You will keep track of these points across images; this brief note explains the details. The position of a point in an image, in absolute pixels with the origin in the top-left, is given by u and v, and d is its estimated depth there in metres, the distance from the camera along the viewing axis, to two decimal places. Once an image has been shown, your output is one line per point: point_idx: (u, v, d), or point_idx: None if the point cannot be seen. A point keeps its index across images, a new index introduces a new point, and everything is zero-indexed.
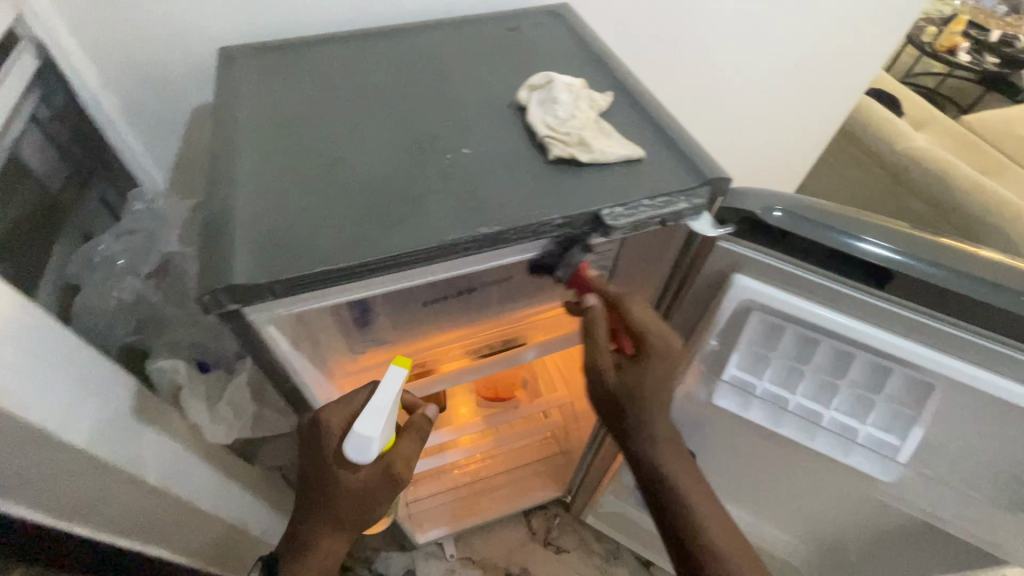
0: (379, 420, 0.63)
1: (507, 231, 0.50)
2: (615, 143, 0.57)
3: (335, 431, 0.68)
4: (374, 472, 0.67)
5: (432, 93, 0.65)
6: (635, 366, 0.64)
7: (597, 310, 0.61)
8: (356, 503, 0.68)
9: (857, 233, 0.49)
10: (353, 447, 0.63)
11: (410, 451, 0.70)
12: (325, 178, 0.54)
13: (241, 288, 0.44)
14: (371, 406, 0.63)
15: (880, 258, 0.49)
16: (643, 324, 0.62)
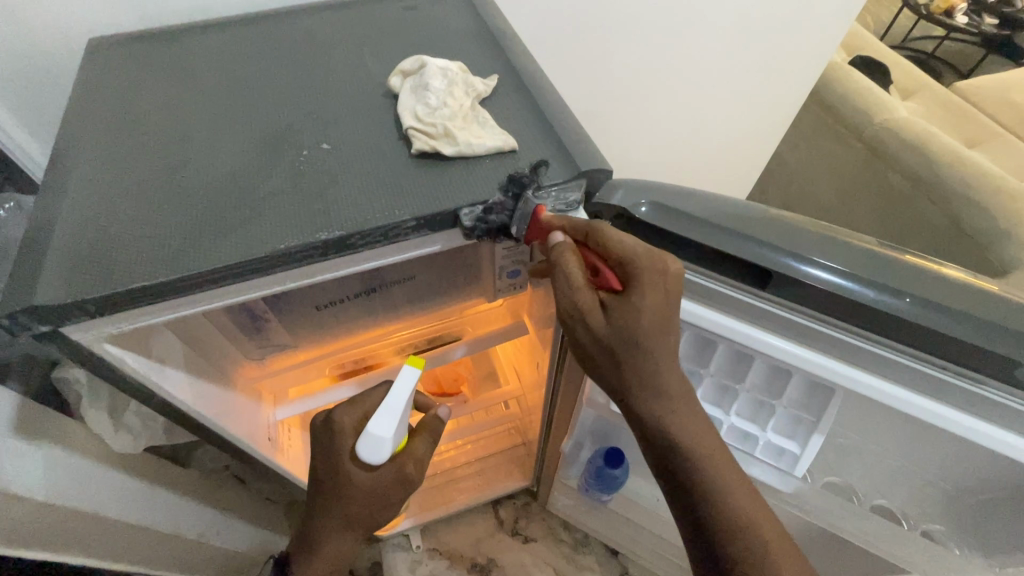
0: (393, 423, 0.64)
1: (353, 235, 0.46)
2: (487, 133, 0.52)
3: (348, 431, 0.72)
4: (388, 471, 0.71)
5: (303, 81, 0.60)
6: (613, 307, 0.46)
7: (566, 250, 0.47)
8: (369, 500, 0.72)
9: (806, 256, 0.45)
10: (364, 447, 0.64)
11: (423, 452, 0.74)
12: (163, 182, 0.50)
13: (44, 309, 0.41)
14: (385, 407, 0.64)
15: (832, 285, 0.44)
16: (628, 242, 0.45)
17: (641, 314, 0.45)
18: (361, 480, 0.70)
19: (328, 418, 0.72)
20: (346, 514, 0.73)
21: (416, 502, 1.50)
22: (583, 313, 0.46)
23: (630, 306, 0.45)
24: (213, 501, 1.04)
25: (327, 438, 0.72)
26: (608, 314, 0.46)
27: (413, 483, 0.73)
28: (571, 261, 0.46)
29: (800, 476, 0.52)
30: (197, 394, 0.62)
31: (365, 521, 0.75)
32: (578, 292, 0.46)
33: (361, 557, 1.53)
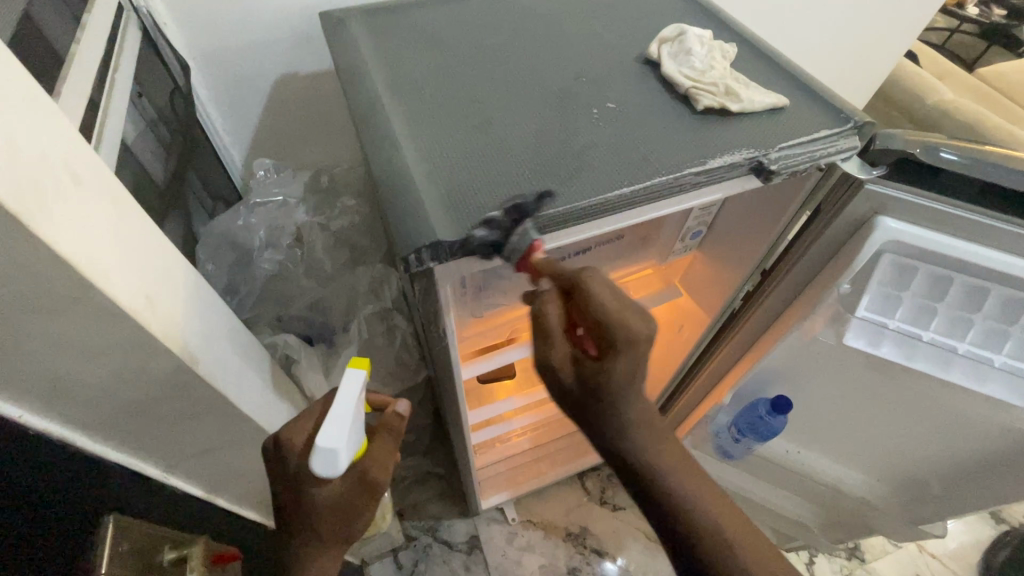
0: (345, 425, 0.54)
1: (678, 180, 0.51)
2: (758, 92, 0.57)
3: (298, 448, 0.57)
4: (349, 482, 0.57)
5: (555, 50, 0.65)
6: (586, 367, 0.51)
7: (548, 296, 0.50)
8: (336, 517, 0.58)
9: (936, 145, 0.52)
10: (315, 463, 0.53)
11: (384, 452, 0.61)
12: (482, 138, 0.54)
13: (440, 244, 0.45)
14: (332, 412, 0.55)
15: (958, 166, 0.51)
16: (607, 303, 0.47)
17: (618, 367, 0.48)
18: (322, 500, 0.56)
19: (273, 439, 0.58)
20: (314, 537, 0.58)
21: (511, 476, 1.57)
22: (553, 366, 0.51)
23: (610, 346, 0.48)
24: None
25: (274, 460, 0.57)
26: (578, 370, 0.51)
27: (380, 489, 0.59)
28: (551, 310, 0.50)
29: None
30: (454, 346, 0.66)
31: (343, 539, 0.60)
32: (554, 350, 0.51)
33: (459, 531, 1.56)
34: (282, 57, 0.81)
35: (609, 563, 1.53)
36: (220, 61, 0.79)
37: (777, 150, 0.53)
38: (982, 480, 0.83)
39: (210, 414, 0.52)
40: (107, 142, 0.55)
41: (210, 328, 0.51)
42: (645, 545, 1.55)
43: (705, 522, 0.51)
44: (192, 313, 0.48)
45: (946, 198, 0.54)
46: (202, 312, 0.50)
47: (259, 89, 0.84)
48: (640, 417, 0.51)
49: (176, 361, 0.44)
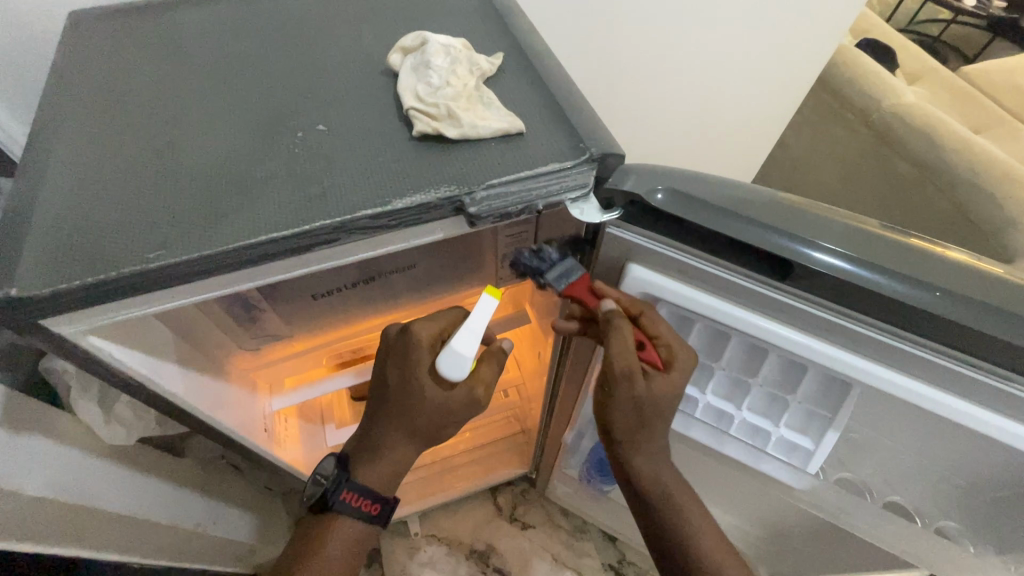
0: (476, 338, 0.57)
1: (349, 223, 0.43)
2: (493, 115, 0.49)
3: (426, 342, 0.62)
4: (460, 393, 0.63)
5: (297, 58, 0.57)
6: (653, 382, 0.50)
7: (622, 318, 0.48)
8: (436, 419, 0.65)
9: (808, 240, 0.42)
10: (444, 366, 0.57)
11: (490, 377, 0.67)
12: (149, 166, 0.47)
13: (17, 300, 0.38)
14: (466, 325, 0.57)
15: (836, 271, 0.41)
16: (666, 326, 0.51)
17: (638, 463, 0.60)
18: (431, 400, 0.62)
19: (405, 329, 0.62)
20: (410, 428, 0.66)
21: (416, 488, 1.50)
22: (631, 375, 0.49)
23: (640, 438, 0.57)
24: (209, 489, 1.02)
25: (401, 349, 0.62)
26: (648, 383, 0.50)
27: (478, 408, 0.66)
28: (627, 332, 0.48)
29: (813, 474, 0.51)
30: (188, 387, 0.60)
31: (424, 436, 0.68)
32: (621, 363, 0.49)
33: None
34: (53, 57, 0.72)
35: None
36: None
37: (485, 188, 0.45)
38: (829, 541, 0.75)
39: None
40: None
41: None
42: (552, 567, 1.49)
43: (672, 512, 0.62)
44: None
45: (686, 247, 0.46)
46: None
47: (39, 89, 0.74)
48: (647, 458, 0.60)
49: None
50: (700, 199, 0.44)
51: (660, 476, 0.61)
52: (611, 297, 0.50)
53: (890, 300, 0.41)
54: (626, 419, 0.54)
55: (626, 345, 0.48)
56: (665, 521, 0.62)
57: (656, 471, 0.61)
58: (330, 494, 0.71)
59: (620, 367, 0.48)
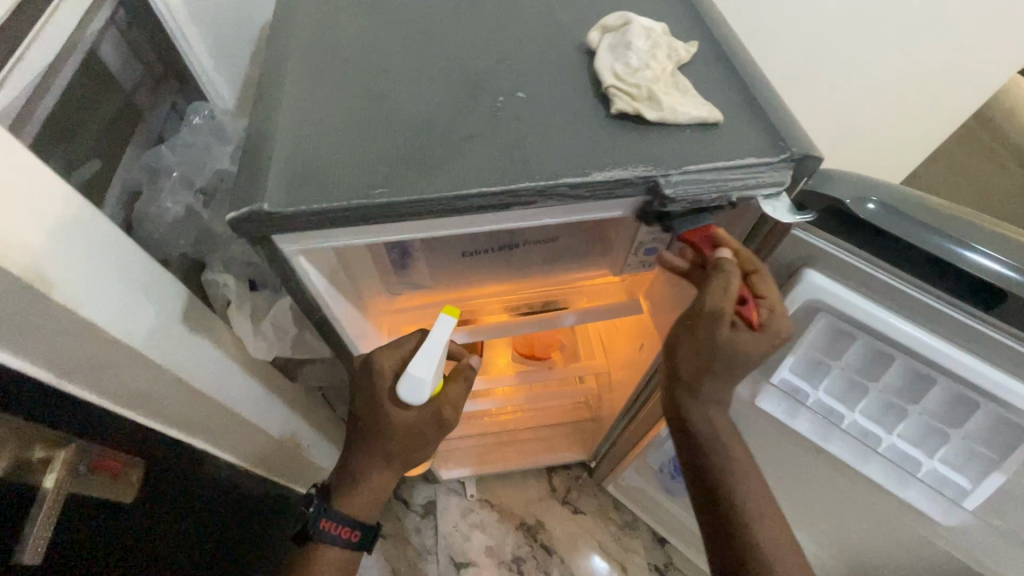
0: (433, 361, 0.62)
1: (550, 188, 0.45)
2: (690, 103, 0.50)
3: (387, 374, 0.68)
4: (425, 414, 0.69)
5: (495, 23, 0.59)
6: (739, 334, 0.51)
7: (731, 266, 0.50)
8: (408, 441, 0.70)
9: (969, 242, 0.42)
10: (405, 389, 0.62)
11: (456, 396, 0.72)
12: (367, 110, 0.51)
13: (265, 214, 0.43)
14: (424, 349, 0.62)
15: (995, 276, 0.41)
16: (773, 292, 0.50)
17: (696, 410, 0.60)
18: (400, 423, 0.68)
19: (366, 359, 0.68)
20: (385, 452, 0.71)
21: (477, 453, 1.57)
22: (719, 319, 0.50)
23: (704, 389, 0.58)
24: (309, 415, 1.12)
25: (366, 379, 0.68)
26: (732, 335, 0.51)
27: (444, 427, 0.71)
28: (733, 280, 0.49)
29: (966, 510, 0.50)
30: (345, 316, 0.65)
31: (402, 460, 0.73)
32: (713, 299, 0.50)
33: (419, 494, 1.60)
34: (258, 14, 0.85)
35: (556, 561, 1.51)
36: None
37: (680, 173, 0.46)
38: None
39: (85, 337, 0.55)
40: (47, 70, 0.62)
41: (85, 255, 0.54)
42: (597, 556, 1.51)
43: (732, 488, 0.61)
44: (57, 238, 0.50)
45: (887, 265, 0.44)
46: (74, 239, 0.52)
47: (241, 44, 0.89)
48: (721, 422, 0.61)
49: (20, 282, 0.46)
50: (910, 214, 0.43)
51: (717, 431, 0.60)
52: (726, 246, 0.51)
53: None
54: (693, 363, 0.56)
55: (726, 289, 0.49)
56: (718, 475, 0.61)
57: (708, 411, 0.60)
58: (313, 523, 0.73)
59: (710, 309, 0.50)
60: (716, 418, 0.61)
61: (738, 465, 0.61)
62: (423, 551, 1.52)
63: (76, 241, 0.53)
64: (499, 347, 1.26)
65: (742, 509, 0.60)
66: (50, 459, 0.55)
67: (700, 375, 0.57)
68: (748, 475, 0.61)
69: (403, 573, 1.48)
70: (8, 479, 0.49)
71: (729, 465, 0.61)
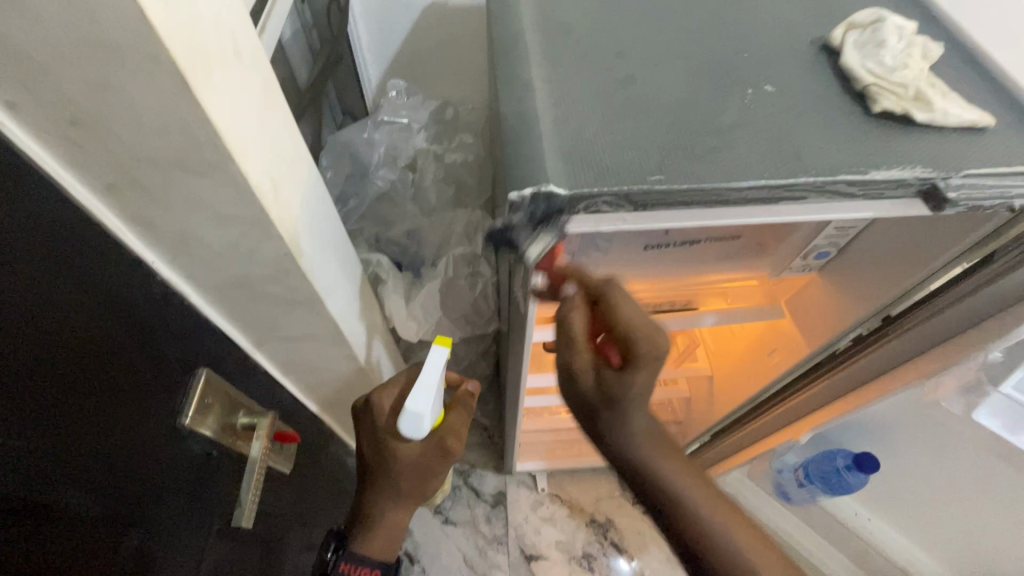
0: (428, 394, 0.64)
1: (827, 185, 0.44)
2: (957, 105, 0.48)
3: (386, 410, 0.73)
4: (427, 446, 0.70)
5: (720, 14, 0.59)
6: (608, 373, 0.61)
7: (574, 301, 0.60)
8: (417, 474, 0.71)
9: None
10: (405, 426, 0.63)
11: (458, 423, 0.75)
12: (620, 96, 0.50)
13: (549, 195, 0.43)
14: (420, 384, 0.64)
15: None
16: (628, 317, 0.57)
17: (615, 439, 0.64)
18: (406, 459, 0.70)
19: (367, 400, 0.73)
20: (398, 493, 0.71)
21: (551, 447, 1.57)
22: (577, 370, 0.62)
23: (613, 422, 0.63)
24: None
25: (367, 422, 0.72)
26: (601, 379, 0.62)
27: (453, 455, 0.72)
28: (575, 318, 0.60)
29: None
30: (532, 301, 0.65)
31: (413, 497, 0.73)
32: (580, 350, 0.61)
33: (489, 483, 1.61)
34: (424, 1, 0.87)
35: (626, 560, 1.50)
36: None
37: (961, 177, 0.44)
38: None
39: (303, 306, 0.55)
40: (270, 31, 0.65)
41: (321, 228, 0.54)
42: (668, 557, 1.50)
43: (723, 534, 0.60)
44: (308, 209, 0.50)
45: None
46: (317, 211, 0.53)
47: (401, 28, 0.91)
48: (643, 443, 0.64)
49: (284, 248, 0.46)
50: None
51: (638, 458, 0.64)
52: (572, 281, 0.61)
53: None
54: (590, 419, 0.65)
55: (570, 331, 0.60)
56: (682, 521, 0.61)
57: (628, 444, 0.64)
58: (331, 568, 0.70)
59: (573, 332, 0.60)
60: (638, 440, 0.64)
61: (672, 480, 0.63)
62: (493, 540, 1.52)
63: (317, 213, 0.53)
64: None
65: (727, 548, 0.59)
66: (254, 426, 0.56)
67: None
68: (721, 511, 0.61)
69: (474, 561, 1.49)
70: (217, 441, 0.52)
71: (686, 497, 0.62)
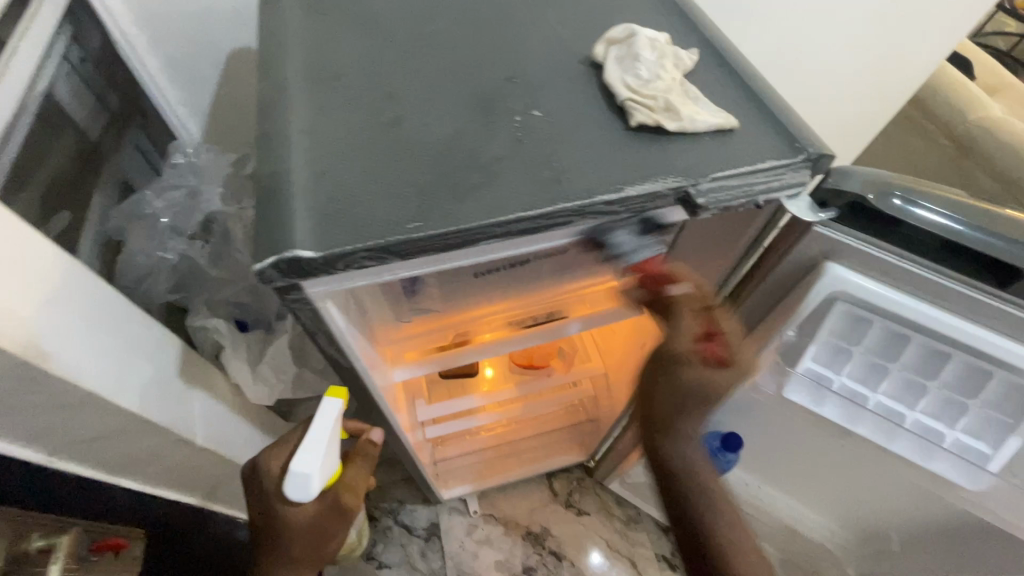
0: (318, 452, 0.61)
1: (585, 208, 0.45)
2: (705, 111, 0.50)
3: (275, 475, 0.66)
4: (322, 508, 0.64)
5: (495, 40, 0.59)
6: (707, 371, 0.59)
7: (685, 301, 0.61)
8: (310, 539, 0.64)
9: (913, 196, 0.45)
10: (291, 489, 0.59)
11: (355, 477, 0.70)
12: (384, 140, 0.49)
13: (296, 260, 0.41)
14: (306, 441, 0.61)
15: (939, 227, 0.45)
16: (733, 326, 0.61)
17: (678, 448, 0.62)
18: (296, 521, 0.63)
19: (254, 463, 0.67)
20: (292, 558, 0.65)
21: (476, 469, 1.52)
22: (677, 360, 0.60)
23: (679, 426, 0.62)
24: None
25: (256, 485, 0.66)
26: (700, 374, 0.59)
27: (349, 513, 0.67)
28: (691, 321, 0.60)
29: (993, 472, 0.52)
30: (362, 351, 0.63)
31: (312, 560, 0.67)
32: (681, 342, 0.60)
33: (420, 518, 1.56)
34: (225, 37, 0.75)
35: (565, 566, 1.50)
36: (176, 43, 0.75)
37: (708, 181, 0.46)
38: (941, 544, 0.76)
39: (84, 407, 0.50)
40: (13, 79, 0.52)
41: (77, 317, 0.49)
42: (605, 554, 1.51)
43: (704, 515, 0.60)
44: (47, 302, 0.46)
45: (912, 256, 0.47)
46: (65, 301, 0.48)
47: (204, 72, 0.79)
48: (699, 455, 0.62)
49: (14, 357, 0.41)
50: (925, 198, 0.45)
51: (696, 469, 0.62)
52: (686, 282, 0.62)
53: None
54: (668, 405, 0.61)
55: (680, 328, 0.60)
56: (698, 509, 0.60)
57: (689, 454, 0.62)
58: None
59: (677, 345, 0.60)
60: (695, 449, 0.63)
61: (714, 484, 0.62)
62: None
63: (67, 304, 0.48)
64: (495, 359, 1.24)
65: (717, 539, 0.59)
66: (50, 548, 0.48)
67: (673, 414, 0.61)
68: (723, 500, 0.61)
69: None
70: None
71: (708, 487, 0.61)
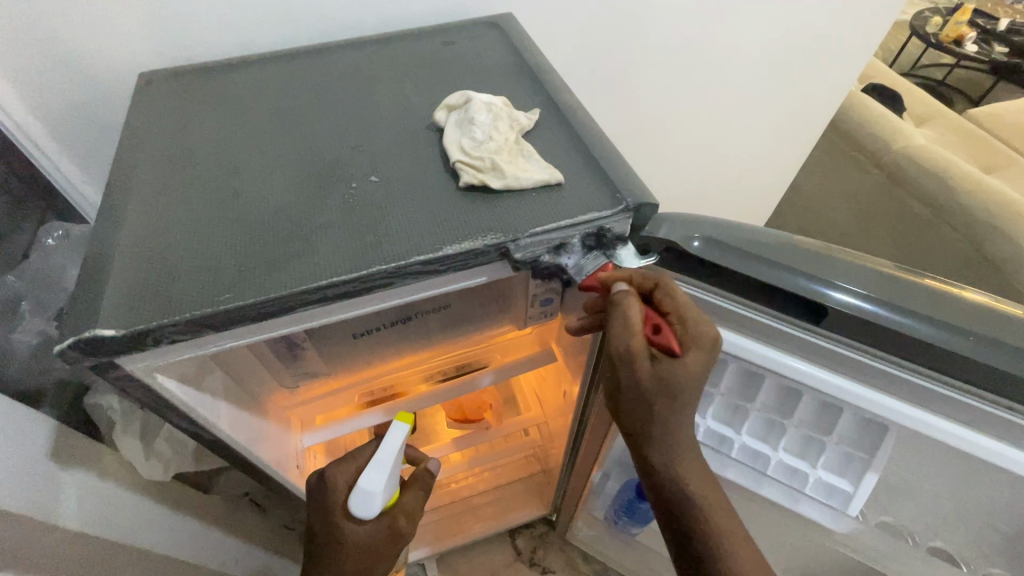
0: (384, 473, 0.60)
1: (402, 269, 0.46)
2: (534, 168, 0.52)
3: (342, 490, 0.64)
4: (380, 528, 0.62)
5: (347, 112, 0.61)
6: (666, 364, 0.47)
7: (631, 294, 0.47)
8: (364, 558, 0.63)
9: (830, 279, 0.46)
10: (355, 504, 0.59)
11: (414, 504, 0.66)
12: (217, 214, 0.50)
13: (99, 338, 0.41)
14: (375, 460, 0.60)
15: (857, 309, 0.44)
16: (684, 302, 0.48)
17: (655, 455, 0.53)
18: (353, 536, 0.62)
19: (322, 474, 0.65)
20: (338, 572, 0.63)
21: (433, 529, 1.42)
22: (632, 359, 0.47)
23: (655, 428, 0.51)
24: (232, 527, 1.00)
25: (320, 497, 0.64)
26: (657, 370, 0.48)
27: (403, 538, 0.64)
28: (633, 310, 0.46)
29: (854, 516, 0.53)
30: (234, 421, 0.62)
31: None
32: (626, 340, 0.47)
33: None
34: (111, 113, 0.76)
35: None
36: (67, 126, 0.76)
37: (528, 236, 0.47)
38: None
39: None
40: None
41: None
42: None
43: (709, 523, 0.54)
44: None
45: (754, 305, 0.48)
46: None
47: (103, 144, 0.79)
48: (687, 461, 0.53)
49: None
50: (809, 271, 0.47)
51: (682, 478, 0.53)
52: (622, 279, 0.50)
53: (934, 346, 0.43)
54: (637, 406, 0.51)
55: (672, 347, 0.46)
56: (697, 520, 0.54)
57: (678, 464, 0.53)
58: None
59: (624, 349, 0.47)
60: (683, 455, 0.53)
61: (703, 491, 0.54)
62: None
63: None
64: (435, 414, 1.21)
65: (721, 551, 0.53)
66: None
67: (649, 419, 0.51)
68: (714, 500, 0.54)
69: None
70: None
71: (694, 492, 0.54)
